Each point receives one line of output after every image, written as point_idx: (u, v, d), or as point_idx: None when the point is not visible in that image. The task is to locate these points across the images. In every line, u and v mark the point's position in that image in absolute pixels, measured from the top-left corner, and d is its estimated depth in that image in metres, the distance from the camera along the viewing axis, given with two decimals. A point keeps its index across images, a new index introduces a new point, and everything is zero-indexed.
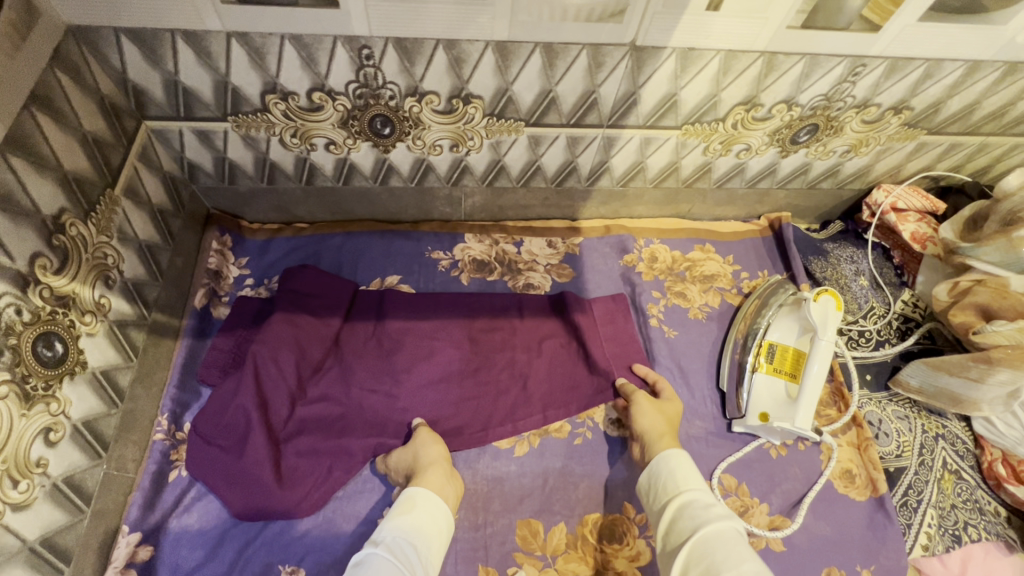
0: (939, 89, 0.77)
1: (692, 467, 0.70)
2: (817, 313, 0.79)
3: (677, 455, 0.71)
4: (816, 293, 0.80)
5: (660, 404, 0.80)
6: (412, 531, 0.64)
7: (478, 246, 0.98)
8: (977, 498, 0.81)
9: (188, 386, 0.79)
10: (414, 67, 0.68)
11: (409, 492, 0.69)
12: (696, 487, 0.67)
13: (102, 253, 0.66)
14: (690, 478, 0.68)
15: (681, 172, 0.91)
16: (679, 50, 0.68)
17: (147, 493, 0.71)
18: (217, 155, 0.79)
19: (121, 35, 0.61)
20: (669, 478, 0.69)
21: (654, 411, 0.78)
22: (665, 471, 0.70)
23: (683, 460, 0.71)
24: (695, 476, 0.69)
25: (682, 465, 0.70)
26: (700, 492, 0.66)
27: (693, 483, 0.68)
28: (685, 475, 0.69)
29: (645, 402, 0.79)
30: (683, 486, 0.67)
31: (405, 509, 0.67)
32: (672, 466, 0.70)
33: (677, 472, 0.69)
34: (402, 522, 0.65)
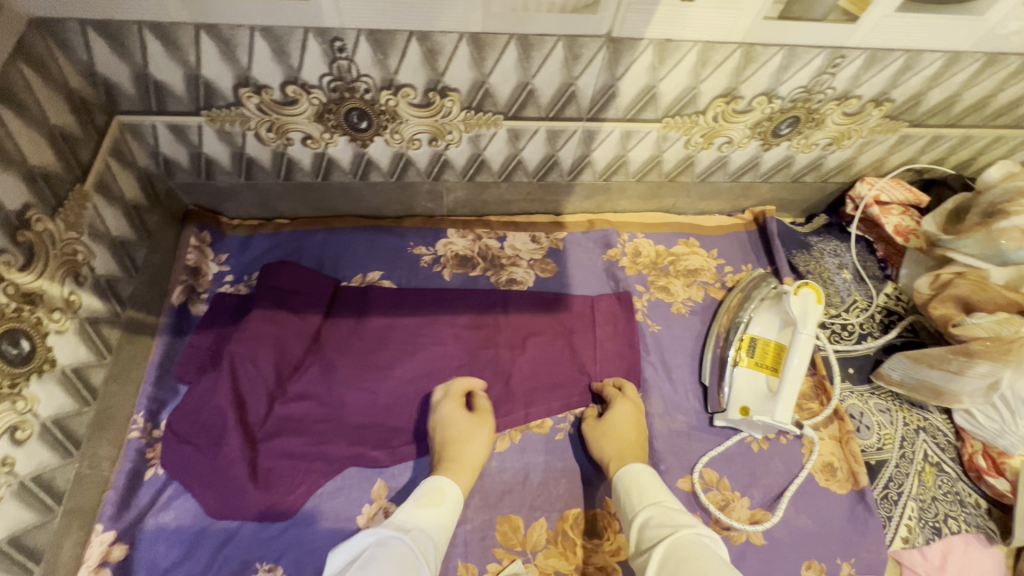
0: (919, 81, 0.77)
1: (647, 477, 0.69)
2: (797, 305, 0.79)
3: (627, 474, 0.70)
4: (798, 286, 0.80)
5: (606, 417, 0.79)
6: (430, 525, 0.63)
7: (461, 242, 0.97)
8: (959, 490, 0.81)
9: (166, 384, 0.78)
10: (388, 60, 0.67)
11: (434, 488, 0.67)
12: (652, 502, 0.65)
13: (71, 249, 0.65)
14: (647, 494, 0.66)
15: (663, 166, 0.91)
16: (656, 41, 0.67)
17: (123, 492, 0.70)
18: (193, 151, 0.78)
19: (88, 27, 0.60)
20: (627, 499, 0.68)
21: (603, 431, 0.78)
22: (623, 493, 0.69)
23: (633, 477, 0.70)
24: (654, 490, 0.67)
25: (637, 482, 0.69)
26: (655, 507, 0.64)
27: (650, 497, 0.66)
28: (640, 490, 0.67)
29: (591, 429, 0.80)
30: (641, 503, 0.66)
31: (428, 502, 0.65)
32: (628, 485, 0.69)
33: (632, 490, 0.68)
34: (425, 515, 0.63)
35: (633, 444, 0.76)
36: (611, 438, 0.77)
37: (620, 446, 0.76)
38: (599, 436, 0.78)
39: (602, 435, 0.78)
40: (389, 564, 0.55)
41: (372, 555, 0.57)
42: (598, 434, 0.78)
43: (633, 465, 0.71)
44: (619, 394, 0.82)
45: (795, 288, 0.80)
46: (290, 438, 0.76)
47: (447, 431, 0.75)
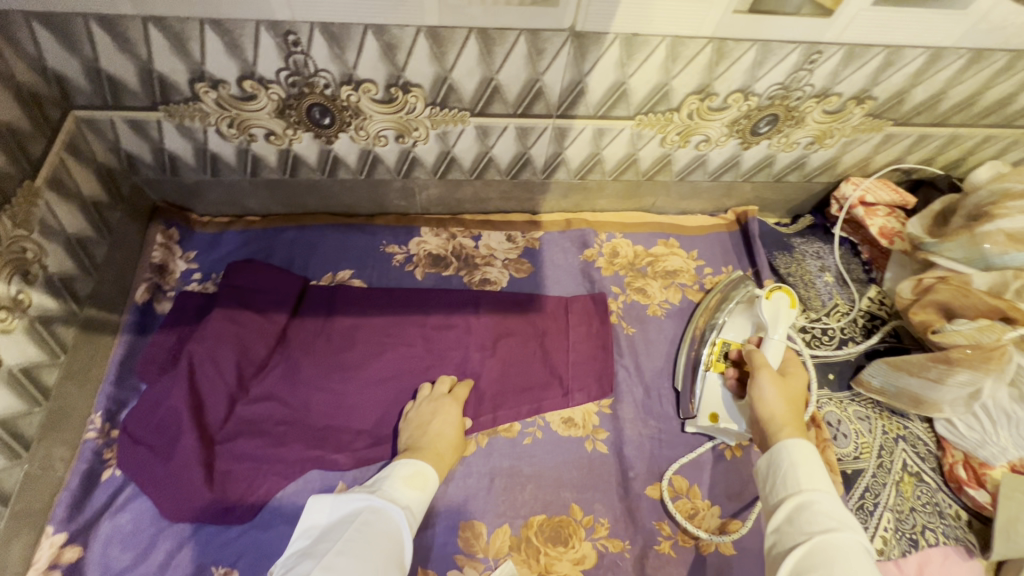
0: (901, 78, 0.74)
1: (821, 462, 0.57)
2: (769, 309, 0.77)
3: (798, 444, 0.59)
4: (772, 289, 0.78)
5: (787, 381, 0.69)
6: (414, 499, 0.65)
7: (435, 241, 0.95)
8: (937, 501, 0.79)
9: (126, 383, 0.77)
10: (345, 54, 0.65)
11: (419, 462, 0.68)
12: (825, 490, 0.54)
13: (20, 247, 0.64)
14: (818, 474, 0.56)
15: (640, 165, 0.88)
16: (623, 36, 0.65)
17: (76, 493, 0.69)
18: (155, 147, 0.77)
19: (32, 18, 0.58)
20: (787, 470, 0.57)
21: (783, 388, 0.68)
22: (785, 462, 0.58)
23: (807, 450, 0.58)
24: (827, 476, 0.56)
25: (810, 456, 0.57)
26: (827, 499, 0.53)
27: (820, 482, 0.55)
28: (811, 470, 0.56)
29: (767, 379, 0.69)
30: (808, 484, 0.55)
31: (413, 475, 0.66)
32: (796, 458, 0.58)
33: (801, 465, 0.57)
34: (410, 489, 0.65)
35: (801, 412, 0.66)
36: (787, 397, 0.66)
37: (788, 409, 0.65)
38: (777, 389, 0.67)
39: (784, 391, 0.67)
40: (382, 542, 0.58)
41: (365, 525, 0.59)
42: (777, 388, 0.67)
43: (807, 440, 0.60)
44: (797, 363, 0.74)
45: (769, 291, 0.78)
46: (250, 439, 0.74)
47: (436, 433, 0.74)
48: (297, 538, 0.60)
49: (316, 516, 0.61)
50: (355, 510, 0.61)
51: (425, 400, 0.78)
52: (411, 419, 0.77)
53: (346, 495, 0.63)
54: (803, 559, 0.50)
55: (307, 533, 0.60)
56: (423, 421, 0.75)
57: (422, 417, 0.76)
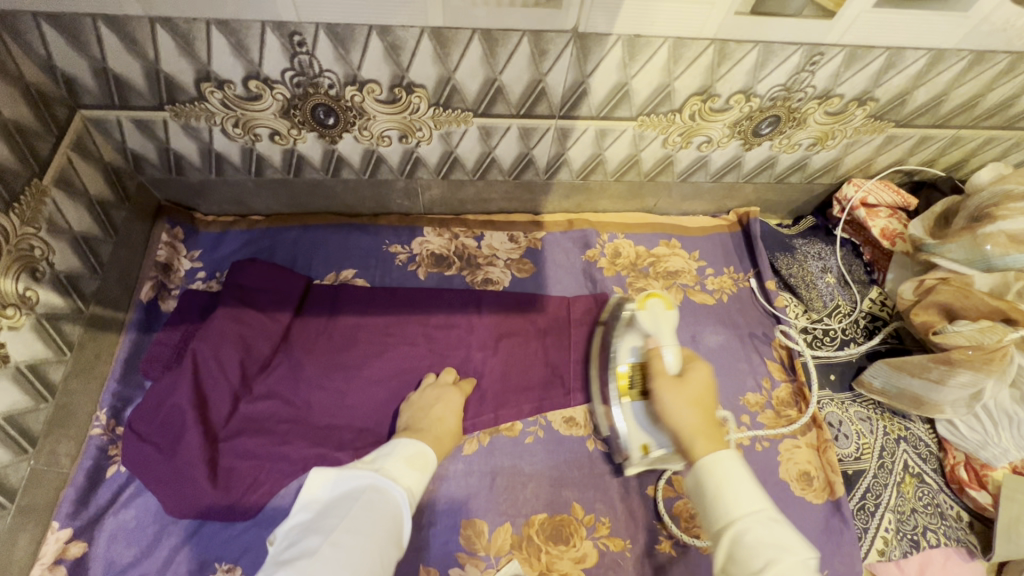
0: (903, 79, 0.74)
1: (741, 476, 0.53)
2: (648, 320, 0.73)
3: (715, 463, 0.54)
4: (643, 299, 0.75)
5: (686, 381, 0.63)
6: (416, 479, 0.64)
7: (437, 241, 0.96)
8: (939, 502, 0.79)
9: (131, 381, 0.77)
10: (349, 54, 0.65)
11: (419, 443, 0.67)
12: (755, 512, 0.50)
13: (28, 245, 0.64)
14: (744, 496, 0.51)
15: (642, 166, 0.89)
16: (625, 37, 0.65)
17: (82, 489, 0.70)
18: (160, 146, 0.78)
19: (41, 18, 0.59)
20: (714, 497, 0.52)
21: (683, 392, 0.62)
22: (709, 490, 0.53)
23: (722, 467, 0.54)
24: (753, 491, 0.52)
25: (731, 476, 0.53)
26: (759, 524, 0.50)
27: (746, 504, 0.51)
28: (737, 492, 0.52)
29: (666, 391, 0.63)
30: (738, 511, 0.51)
31: (414, 455, 0.65)
32: (717, 481, 0.53)
33: (725, 491, 0.52)
34: (413, 470, 0.64)
35: (711, 412, 0.61)
36: (690, 402, 0.61)
37: (697, 417, 0.59)
38: (679, 396, 0.62)
39: (688, 398, 0.62)
40: (383, 524, 0.57)
41: (366, 506, 0.58)
42: (678, 399, 0.62)
43: (723, 450, 0.55)
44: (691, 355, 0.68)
45: (641, 301, 0.75)
46: (254, 437, 0.75)
47: (437, 418, 0.75)
48: (301, 510, 0.60)
49: (320, 490, 0.61)
50: (357, 489, 0.60)
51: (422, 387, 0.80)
52: (413, 402, 0.78)
53: (349, 472, 0.62)
54: None
55: (310, 507, 0.60)
56: (425, 405, 0.77)
57: (424, 401, 0.77)
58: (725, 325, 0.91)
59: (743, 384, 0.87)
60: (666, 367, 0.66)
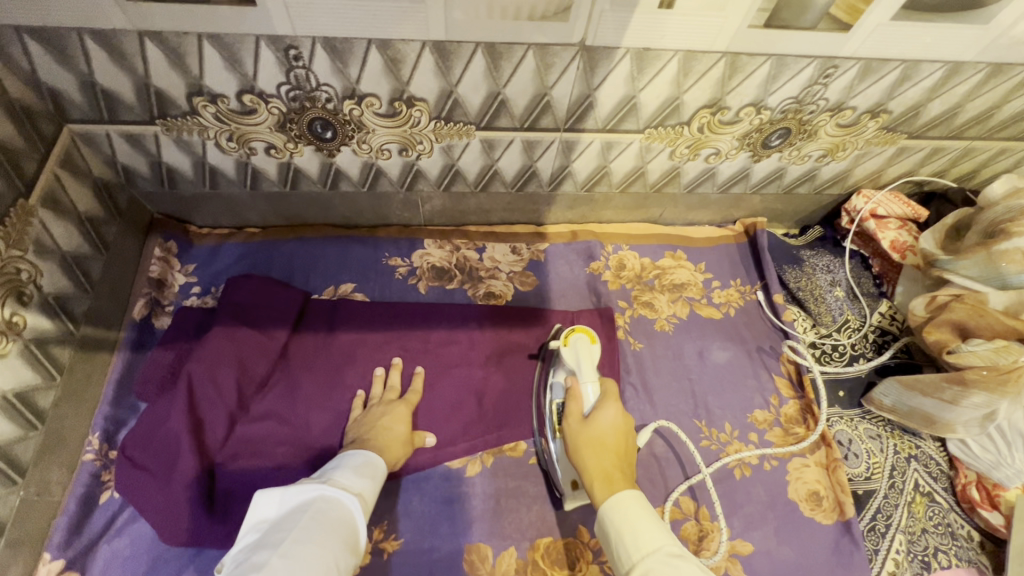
0: (918, 92, 0.72)
1: (640, 517, 0.55)
2: (570, 356, 0.74)
3: (613, 508, 0.57)
4: (568, 335, 0.76)
5: (590, 423, 0.66)
6: (367, 486, 0.64)
7: (437, 253, 0.94)
8: (950, 522, 0.78)
9: (124, 402, 0.75)
10: (348, 68, 0.63)
11: (369, 453, 0.69)
12: (653, 550, 0.52)
13: (15, 268, 0.62)
14: (643, 536, 0.54)
15: (648, 177, 0.86)
16: (633, 50, 0.63)
17: (74, 518, 0.68)
18: (152, 160, 0.75)
19: (24, 34, 0.56)
20: (617, 545, 0.55)
21: (585, 436, 0.66)
22: (614, 537, 0.56)
23: (621, 509, 0.56)
24: (653, 531, 0.54)
25: (630, 518, 0.55)
26: (657, 562, 0.51)
27: (644, 544, 0.53)
28: (636, 534, 0.54)
29: (574, 433, 0.67)
30: (638, 553, 0.53)
31: (364, 465, 0.67)
32: (619, 526, 0.56)
33: (625, 534, 0.55)
34: (362, 478, 0.65)
35: (614, 453, 0.64)
36: (591, 447, 0.64)
37: (599, 461, 0.63)
38: (584, 441, 0.65)
39: (590, 441, 0.65)
40: (338, 527, 0.56)
41: (319, 513, 0.56)
42: (581, 442, 0.66)
43: (618, 494, 0.58)
44: (606, 392, 0.70)
45: (566, 337, 0.76)
46: (251, 461, 0.73)
47: (383, 428, 0.74)
48: (247, 533, 0.55)
49: (265, 509, 0.57)
50: (308, 498, 0.58)
51: (399, 401, 0.78)
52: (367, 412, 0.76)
53: (295, 485, 0.59)
54: None
55: (257, 527, 0.56)
56: (372, 418, 0.75)
57: (369, 417, 0.76)
58: (732, 340, 0.90)
59: (751, 401, 0.85)
60: (577, 409, 0.69)
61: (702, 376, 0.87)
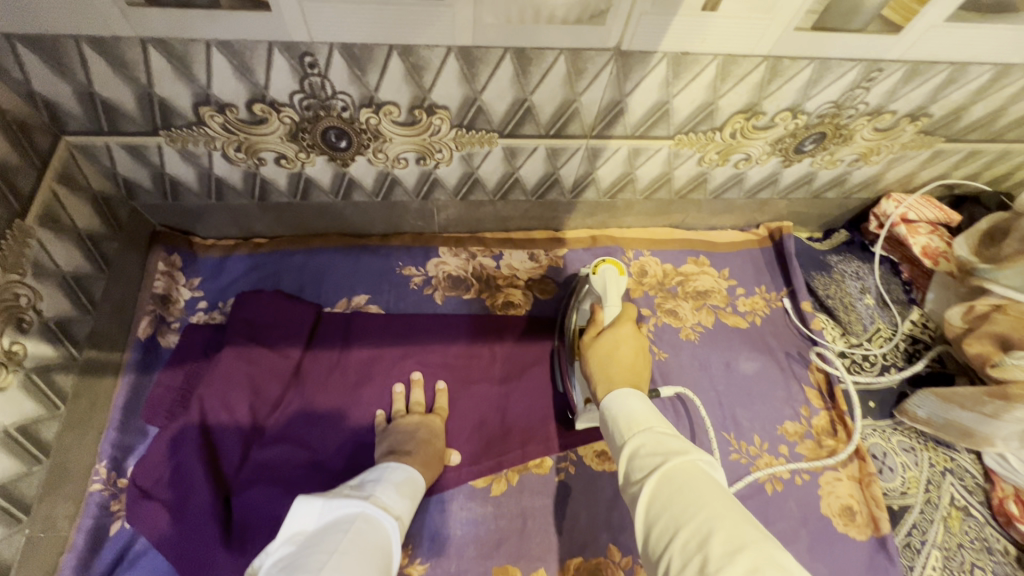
0: (963, 95, 0.69)
1: (639, 405, 0.53)
2: (599, 285, 0.72)
3: (614, 401, 0.54)
4: (597, 264, 0.73)
5: (603, 336, 0.65)
6: (405, 507, 0.60)
7: (454, 261, 0.90)
8: (986, 536, 0.76)
9: (132, 428, 0.72)
10: (366, 76, 0.59)
11: (411, 470, 0.65)
12: (645, 429, 0.50)
13: (13, 294, 0.58)
14: (639, 418, 0.51)
15: (673, 183, 0.83)
16: (670, 54, 0.59)
17: (84, 552, 0.65)
18: (155, 172, 0.71)
19: (16, 41, 0.52)
20: (614, 431, 0.52)
21: (598, 346, 0.64)
22: (611, 420, 0.53)
23: (621, 401, 0.54)
24: (649, 415, 0.51)
25: (628, 406, 0.53)
26: (651, 437, 0.48)
27: (640, 424, 0.50)
28: (631, 416, 0.52)
29: (586, 346, 0.66)
30: (631, 432, 0.50)
31: (404, 483, 0.63)
32: (616, 411, 0.53)
33: (621, 417, 0.52)
34: (402, 498, 0.61)
35: (625, 362, 0.61)
36: (603, 356, 0.63)
37: (609, 366, 0.61)
38: (596, 350, 0.64)
39: (598, 350, 0.64)
40: (377, 551, 0.51)
41: (360, 536, 0.52)
42: (591, 353, 0.64)
43: (623, 389, 0.56)
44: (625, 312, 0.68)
45: (595, 267, 0.74)
46: (267, 487, 0.69)
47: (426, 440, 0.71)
48: (280, 545, 0.51)
49: (303, 521, 0.52)
50: (349, 517, 0.54)
51: (432, 414, 0.75)
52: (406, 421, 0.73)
53: (336, 500, 0.55)
54: (650, 505, 0.43)
55: (292, 540, 0.51)
56: (407, 431, 0.72)
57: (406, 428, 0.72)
58: (760, 350, 0.87)
59: (781, 413, 0.83)
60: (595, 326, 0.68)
61: (730, 388, 0.84)
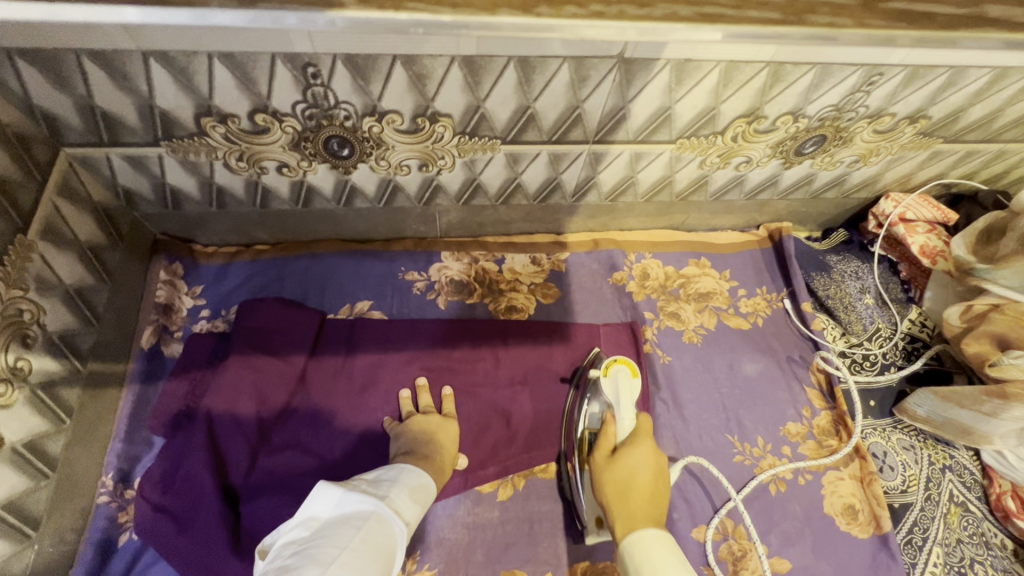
0: (961, 98, 0.70)
1: (663, 556, 0.53)
2: (610, 387, 0.75)
3: (635, 546, 0.54)
4: (608, 365, 0.77)
5: (619, 459, 0.64)
6: (415, 514, 0.60)
7: (456, 266, 0.90)
8: (984, 531, 0.77)
9: (137, 438, 0.72)
10: (370, 85, 0.58)
11: (423, 474, 0.65)
12: None
13: (17, 309, 0.58)
14: (663, 573, 0.51)
15: (674, 186, 0.83)
16: (674, 62, 0.59)
17: (92, 564, 0.65)
18: (156, 182, 0.70)
19: (16, 55, 0.51)
20: None
21: (612, 470, 0.64)
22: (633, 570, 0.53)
23: (643, 548, 0.54)
24: (673, 569, 0.51)
25: (652, 555, 0.53)
26: None
27: None
28: (654, 572, 0.52)
29: (600, 467, 0.66)
30: None
31: (419, 488, 0.63)
32: (639, 562, 0.53)
33: (645, 570, 0.52)
34: (414, 503, 0.61)
35: (643, 491, 0.61)
36: (618, 482, 0.62)
37: (625, 495, 0.60)
38: (610, 476, 0.63)
39: (613, 474, 0.63)
40: (382, 556, 0.52)
41: (371, 536, 0.53)
42: (605, 477, 0.64)
43: (643, 532, 0.55)
44: (639, 429, 0.68)
45: (606, 367, 0.77)
46: (274, 496, 0.69)
47: (439, 445, 0.71)
48: (295, 526, 0.55)
49: (319, 506, 0.56)
50: (363, 514, 0.55)
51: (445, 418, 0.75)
52: (412, 423, 0.73)
53: (355, 492, 0.57)
54: None
55: (306, 524, 0.54)
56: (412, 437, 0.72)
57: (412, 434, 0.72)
58: (762, 351, 0.88)
59: (784, 413, 0.83)
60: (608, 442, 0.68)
61: (733, 389, 0.85)
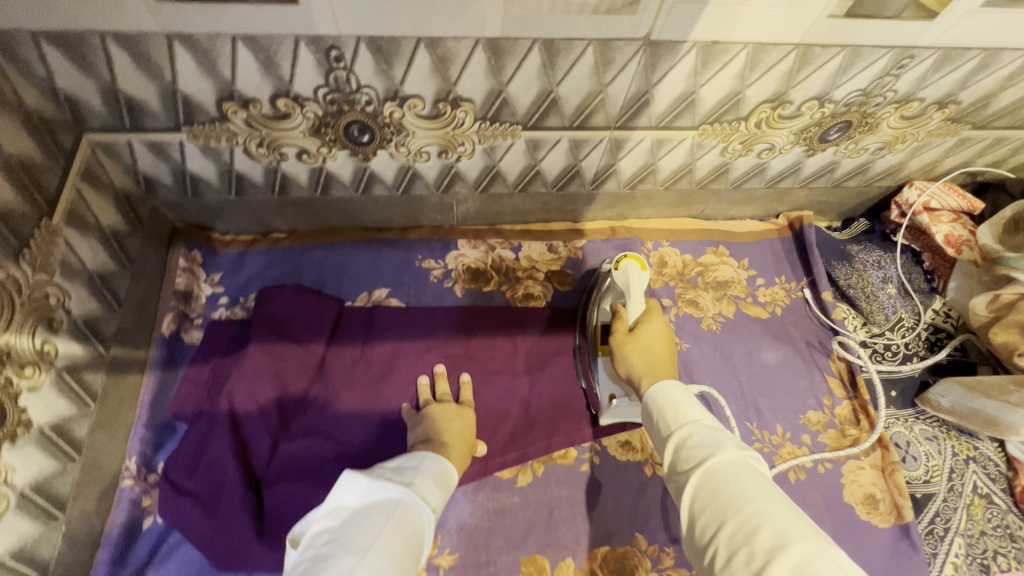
0: (993, 81, 0.68)
1: (684, 397, 0.53)
2: (621, 280, 0.72)
3: (659, 391, 0.55)
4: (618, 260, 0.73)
5: (638, 333, 0.66)
6: (439, 501, 0.60)
7: (472, 254, 0.89)
8: (1009, 523, 0.76)
9: (159, 424, 0.73)
10: (393, 69, 0.58)
11: (445, 462, 0.65)
12: (692, 420, 0.50)
13: (44, 293, 0.58)
14: (684, 409, 0.52)
15: (695, 174, 0.82)
16: (700, 44, 0.58)
17: (118, 548, 0.66)
18: (176, 169, 0.70)
19: (41, 38, 0.51)
20: (658, 420, 0.53)
21: (632, 344, 0.66)
22: (654, 410, 0.54)
23: (667, 392, 0.55)
24: (695, 406, 0.52)
25: (674, 395, 0.54)
26: (698, 430, 0.49)
27: (687, 416, 0.51)
28: (675, 409, 0.52)
29: (618, 343, 0.67)
30: (677, 424, 0.51)
31: (442, 475, 0.63)
32: (662, 402, 0.54)
33: (666, 408, 0.53)
34: (439, 490, 0.61)
35: (662, 357, 0.64)
36: (640, 352, 0.64)
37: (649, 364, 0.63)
38: (633, 351, 0.64)
39: (634, 348, 0.65)
40: (413, 543, 0.52)
41: (401, 523, 0.53)
42: (626, 351, 0.65)
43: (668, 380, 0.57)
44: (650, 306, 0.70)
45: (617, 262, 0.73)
46: (295, 481, 0.70)
47: (458, 431, 0.71)
48: (325, 515, 0.54)
49: (347, 496, 0.55)
50: (391, 502, 0.55)
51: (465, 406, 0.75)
52: (431, 410, 0.73)
53: (381, 481, 0.57)
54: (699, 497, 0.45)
55: (336, 513, 0.53)
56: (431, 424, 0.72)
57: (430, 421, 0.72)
58: (782, 340, 0.87)
59: (804, 403, 0.83)
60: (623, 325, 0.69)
61: (753, 378, 0.84)
